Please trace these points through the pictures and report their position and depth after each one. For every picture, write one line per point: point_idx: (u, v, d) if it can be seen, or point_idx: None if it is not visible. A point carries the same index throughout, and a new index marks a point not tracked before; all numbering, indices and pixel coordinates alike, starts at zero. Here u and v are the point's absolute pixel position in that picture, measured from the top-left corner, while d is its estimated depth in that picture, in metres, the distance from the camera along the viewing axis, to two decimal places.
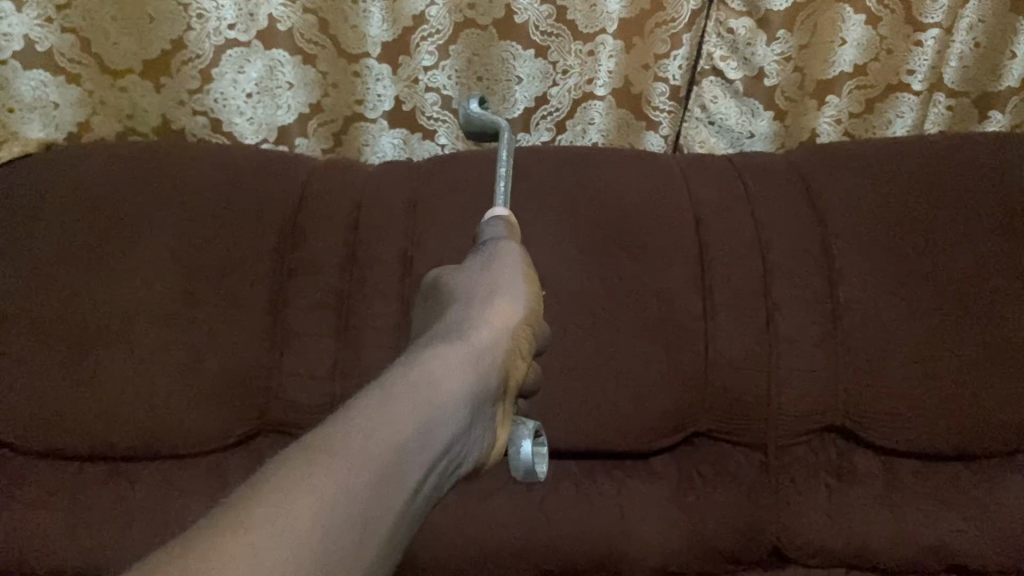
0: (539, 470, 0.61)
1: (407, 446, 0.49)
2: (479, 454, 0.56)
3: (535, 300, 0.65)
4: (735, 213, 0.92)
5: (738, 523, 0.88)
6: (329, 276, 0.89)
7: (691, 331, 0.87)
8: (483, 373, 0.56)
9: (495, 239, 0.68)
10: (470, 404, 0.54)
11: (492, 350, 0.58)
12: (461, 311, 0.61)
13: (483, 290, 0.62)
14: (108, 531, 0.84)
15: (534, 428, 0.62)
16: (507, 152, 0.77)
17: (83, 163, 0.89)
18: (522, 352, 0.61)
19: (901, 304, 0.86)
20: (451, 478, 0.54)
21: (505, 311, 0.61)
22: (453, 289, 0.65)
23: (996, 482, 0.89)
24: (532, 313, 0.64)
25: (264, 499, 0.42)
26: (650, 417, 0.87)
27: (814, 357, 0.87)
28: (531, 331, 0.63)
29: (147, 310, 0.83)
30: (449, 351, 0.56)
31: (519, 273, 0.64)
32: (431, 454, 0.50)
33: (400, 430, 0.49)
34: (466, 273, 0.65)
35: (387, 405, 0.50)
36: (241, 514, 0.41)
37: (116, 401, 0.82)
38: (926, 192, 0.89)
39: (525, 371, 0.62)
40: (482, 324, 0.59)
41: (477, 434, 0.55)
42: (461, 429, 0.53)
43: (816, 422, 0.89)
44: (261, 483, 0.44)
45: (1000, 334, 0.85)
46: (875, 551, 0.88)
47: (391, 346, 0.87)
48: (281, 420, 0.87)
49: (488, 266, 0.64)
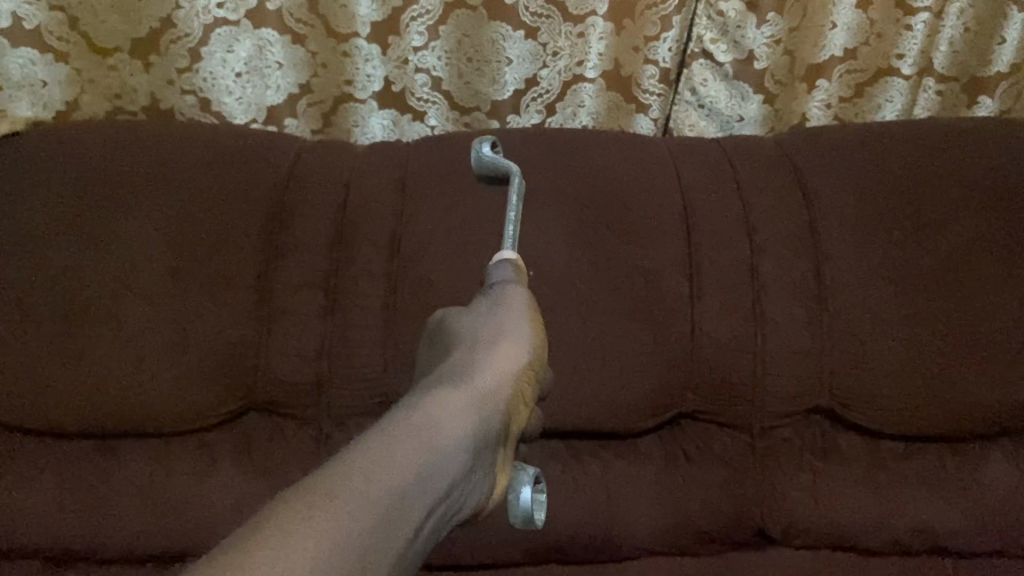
0: (537, 519, 0.62)
1: (408, 489, 0.48)
2: (477, 498, 0.56)
3: (538, 347, 0.65)
4: (723, 196, 0.92)
5: (725, 503, 0.89)
6: (316, 256, 0.88)
7: (679, 312, 0.87)
8: (485, 418, 0.56)
9: (504, 284, 0.69)
10: (470, 448, 0.54)
11: (495, 396, 0.58)
12: (467, 353, 0.61)
13: (487, 336, 0.63)
14: (95, 508, 0.84)
15: (534, 475, 0.64)
16: (516, 193, 0.75)
17: (71, 140, 0.89)
18: (524, 399, 0.62)
19: (887, 286, 0.87)
20: (449, 522, 0.53)
21: (510, 356, 0.62)
22: (458, 332, 0.65)
23: (979, 463, 0.90)
24: (536, 359, 0.65)
25: (262, 548, 0.41)
26: (637, 398, 0.87)
27: (801, 339, 0.88)
28: (533, 376, 0.64)
29: (136, 289, 0.83)
30: (453, 396, 0.56)
31: (524, 318, 0.66)
32: (430, 499, 0.50)
33: (402, 472, 0.48)
34: (472, 318, 0.65)
35: (389, 447, 0.49)
36: (242, 556, 0.40)
37: (105, 380, 0.82)
38: (912, 178, 0.90)
39: (524, 417, 0.63)
40: (487, 368, 0.59)
41: (475, 479, 0.55)
42: (461, 474, 0.53)
43: (802, 404, 0.89)
44: (257, 527, 0.42)
45: (987, 317, 0.86)
46: (859, 530, 0.89)
47: (379, 326, 0.87)
48: (271, 399, 0.88)
49: (495, 309, 0.66)
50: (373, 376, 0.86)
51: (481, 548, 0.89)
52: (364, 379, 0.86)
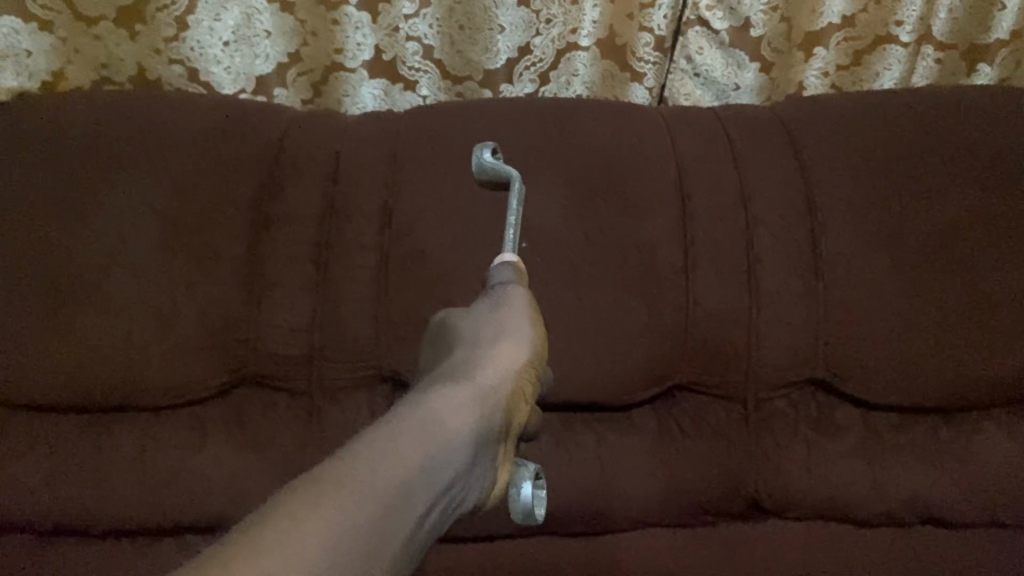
0: (537, 513, 0.61)
1: (410, 484, 0.47)
2: (478, 493, 0.55)
3: (541, 342, 0.64)
4: (718, 166, 0.91)
5: (718, 475, 0.89)
6: (307, 228, 0.87)
7: (673, 284, 0.87)
8: (487, 414, 0.55)
9: (503, 283, 0.66)
10: (472, 444, 0.53)
11: (497, 391, 0.57)
12: (469, 349, 0.61)
13: (490, 332, 0.61)
14: (86, 483, 0.84)
15: (534, 471, 0.63)
16: (516, 200, 0.70)
17: (56, 109, 0.88)
18: (526, 394, 0.61)
19: (883, 256, 0.86)
20: (449, 517, 0.53)
21: (513, 353, 0.61)
22: (460, 328, 0.64)
23: (972, 434, 0.90)
24: (539, 355, 0.64)
25: (264, 541, 0.41)
26: (630, 371, 0.87)
27: (795, 310, 0.87)
28: (535, 372, 0.63)
29: (124, 261, 0.82)
30: (455, 393, 0.55)
31: (526, 316, 0.63)
32: (432, 494, 0.49)
33: (406, 467, 0.48)
34: (475, 313, 0.64)
35: (391, 441, 0.49)
36: (248, 547, 0.40)
37: (94, 355, 0.81)
38: (910, 147, 0.89)
39: (526, 414, 0.62)
40: (489, 364, 0.59)
41: (475, 475, 0.54)
42: (462, 470, 0.52)
43: (795, 375, 0.89)
44: (261, 520, 0.42)
45: (982, 288, 0.85)
46: (852, 502, 0.89)
47: (370, 299, 0.86)
48: (262, 372, 0.87)
49: (496, 308, 0.63)
50: (365, 350, 0.86)
51: (474, 521, 0.88)
52: (355, 352, 0.86)
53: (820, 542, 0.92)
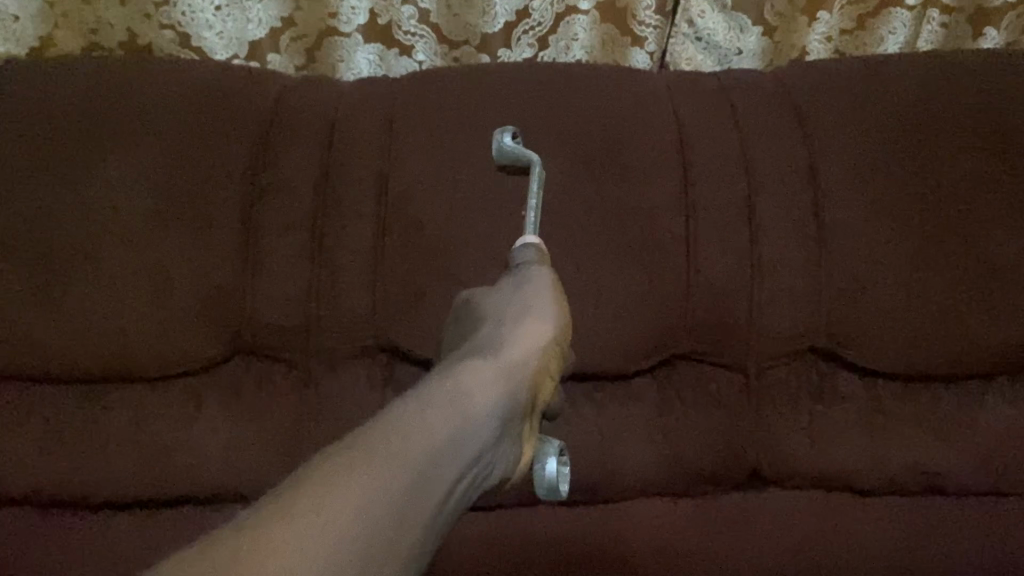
0: (561, 489, 0.65)
1: (437, 456, 0.51)
2: (500, 467, 0.59)
3: (565, 320, 0.66)
4: (720, 132, 0.89)
5: (719, 445, 0.88)
6: (303, 197, 0.86)
7: (674, 252, 0.85)
8: (512, 390, 0.58)
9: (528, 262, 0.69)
10: (496, 420, 0.56)
11: (522, 368, 0.60)
12: (495, 325, 0.63)
13: (516, 310, 0.64)
14: (83, 454, 0.83)
15: (559, 448, 0.67)
16: (537, 180, 0.76)
17: (44, 75, 0.86)
18: (549, 371, 0.64)
19: (887, 223, 0.85)
20: (474, 488, 0.56)
21: (539, 332, 0.63)
22: (487, 305, 0.66)
23: (976, 403, 0.89)
24: (563, 333, 0.66)
25: (301, 506, 0.44)
26: (631, 341, 0.85)
27: (799, 279, 0.86)
28: (559, 350, 0.65)
29: (117, 231, 0.81)
30: (482, 370, 0.58)
31: (551, 294, 0.66)
32: (457, 466, 0.52)
33: (432, 439, 0.51)
34: (501, 292, 0.66)
35: (421, 415, 0.52)
36: (286, 509, 0.44)
37: (87, 326, 0.80)
38: (916, 113, 0.87)
39: (550, 390, 0.65)
40: (515, 341, 0.61)
41: (499, 449, 0.58)
42: (486, 444, 0.55)
43: (798, 344, 0.88)
44: (300, 485, 0.46)
45: (988, 256, 0.84)
46: (854, 471, 0.89)
47: (367, 269, 0.85)
48: (258, 343, 0.86)
49: (522, 285, 0.66)
50: (363, 320, 0.85)
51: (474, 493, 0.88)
52: (353, 323, 0.85)
53: (821, 510, 0.91)
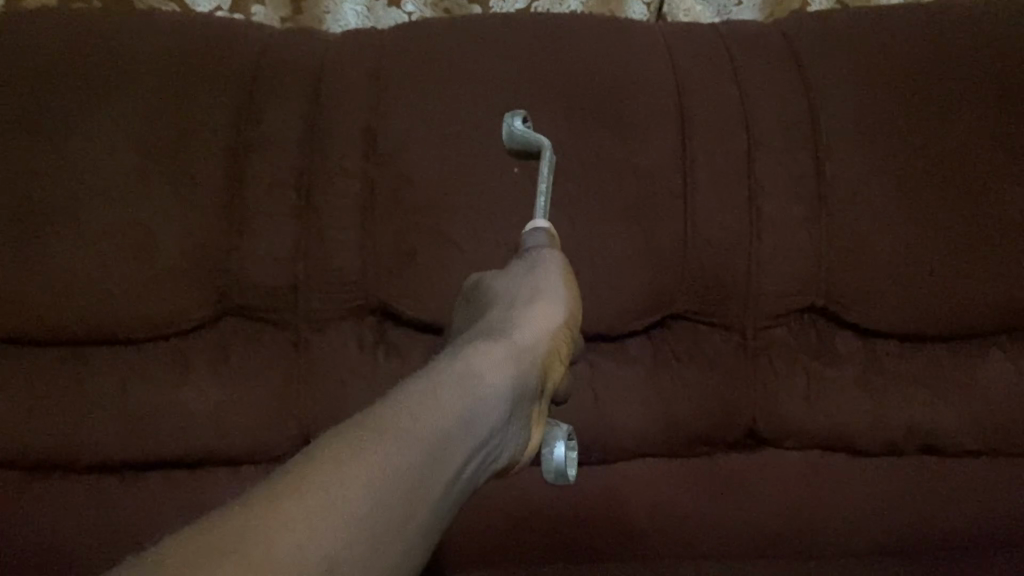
0: (569, 474, 0.65)
1: (452, 431, 0.50)
2: (513, 450, 0.58)
3: (573, 308, 0.67)
4: (719, 85, 0.87)
5: (715, 405, 0.86)
6: (289, 153, 0.84)
7: (671, 208, 0.83)
8: (523, 371, 0.58)
9: (537, 249, 0.70)
10: (510, 399, 0.56)
11: (532, 350, 0.60)
12: (504, 312, 0.64)
13: (524, 297, 0.65)
14: (69, 417, 0.81)
15: (567, 432, 0.67)
16: (548, 166, 0.71)
17: (19, 27, 0.83)
18: (559, 356, 0.64)
19: (889, 179, 0.83)
20: (488, 470, 0.55)
21: (546, 315, 0.64)
22: (496, 291, 0.67)
23: (976, 362, 0.88)
24: (571, 320, 0.67)
25: (314, 475, 0.43)
26: (627, 300, 0.84)
27: (797, 236, 0.84)
28: (568, 337, 0.66)
29: (97, 189, 0.78)
30: (494, 348, 0.58)
31: (559, 281, 0.67)
32: (472, 442, 0.51)
33: (447, 414, 0.50)
34: (509, 278, 0.67)
35: (434, 391, 0.51)
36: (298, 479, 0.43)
37: (69, 288, 0.78)
38: (921, 64, 0.85)
39: (560, 376, 0.65)
40: (524, 326, 0.62)
41: (512, 430, 0.57)
42: (500, 422, 0.55)
43: (797, 303, 0.86)
44: (311, 457, 0.45)
45: (992, 212, 0.83)
46: (853, 432, 0.87)
47: (356, 227, 0.83)
48: (245, 304, 0.84)
49: (531, 271, 0.67)
50: (353, 280, 0.83)
51: None
52: (343, 283, 0.83)
53: (816, 472, 0.90)
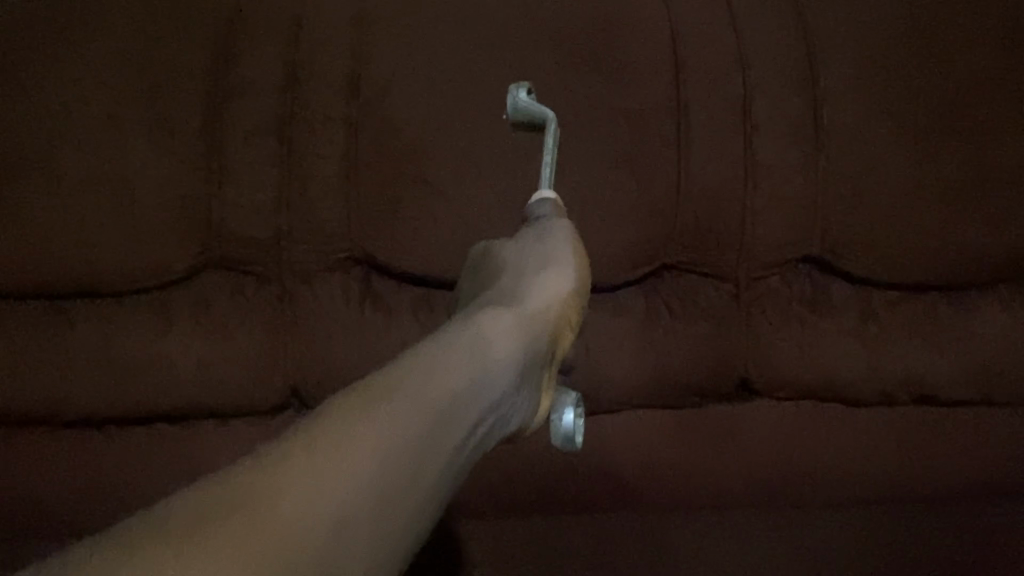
0: (579, 440, 0.65)
1: (462, 399, 0.49)
2: (518, 419, 0.57)
3: (584, 276, 0.66)
4: (713, 28, 0.84)
5: (707, 357, 0.85)
6: (269, 99, 0.81)
7: (664, 155, 0.81)
8: (532, 339, 0.57)
9: (548, 214, 0.68)
10: (520, 367, 0.55)
11: (542, 318, 0.59)
12: (515, 277, 0.62)
13: (535, 261, 0.63)
14: (50, 371, 0.80)
15: (578, 400, 0.67)
16: (554, 140, 0.70)
17: None
18: (567, 326, 0.63)
19: (885, 125, 0.82)
20: (493, 437, 0.54)
21: (558, 281, 0.62)
22: (506, 256, 0.65)
23: (972, 311, 0.86)
24: (582, 289, 0.65)
25: (324, 437, 0.42)
26: (618, 250, 0.82)
27: (793, 184, 0.82)
28: (578, 305, 0.64)
29: (73, 136, 0.77)
30: (503, 315, 0.56)
31: (571, 247, 0.65)
32: (481, 410, 0.51)
33: (459, 381, 0.49)
34: (519, 242, 0.65)
35: (445, 356, 0.50)
36: (306, 440, 0.42)
37: (45, 238, 0.77)
38: (917, 11, 0.83)
39: (566, 345, 0.64)
40: (535, 293, 0.60)
41: (519, 398, 0.56)
42: (509, 391, 0.54)
43: (791, 253, 0.84)
44: (321, 417, 0.44)
45: (987, 162, 0.82)
46: (846, 383, 0.86)
47: (339, 177, 0.80)
48: (226, 255, 0.82)
49: (543, 237, 0.65)
50: (337, 231, 0.81)
51: None
52: (327, 235, 0.81)
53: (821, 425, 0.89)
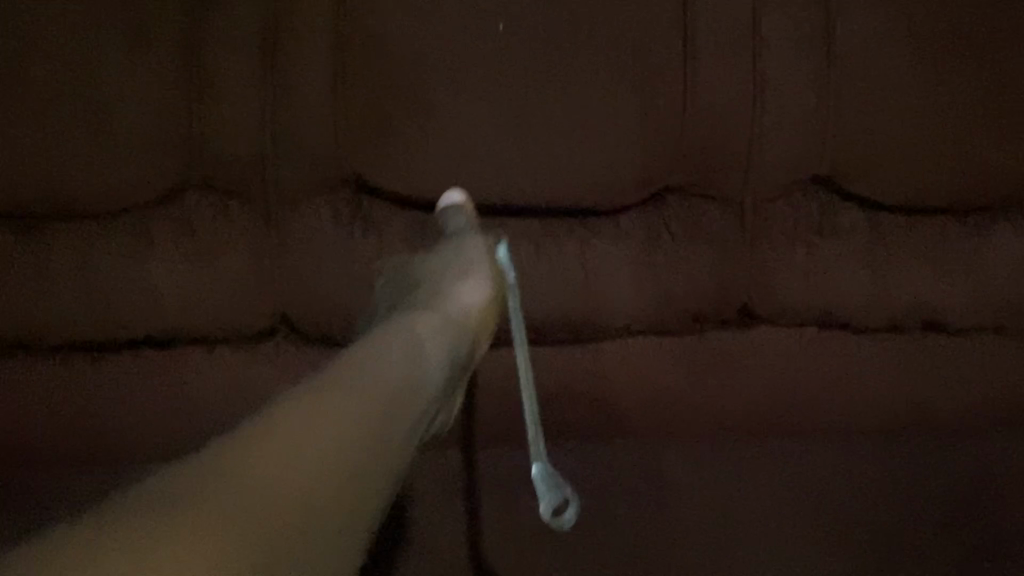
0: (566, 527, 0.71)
1: (371, 438, 0.56)
2: (428, 433, 0.66)
3: (495, 299, 0.75)
4: None
5: (711, 283, 0.82)
6: (255, 10, 0.77)
7: (667, 72, 0.78)
8: (440, 373, 0.65)
9: (464, 238, 0.77)
10: (427, 396, 0.63)
11: (450, 342, 0.68)
12: (429, 306, 0.71)
13: (450, 290, 0.73)
14: (27, 295, 0.77)
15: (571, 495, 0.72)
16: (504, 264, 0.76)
17: None
18: (472, 344, 0.72)
19: (901, 39, 0.78)
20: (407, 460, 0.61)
21: (468, 302, 0.73)
22: (427, 286, 0.74)
23: (984, 237, 0.84)
24: (490, 311, 0.75)
25: (231, 489, 0.49)
26: (620, 171, 0.78)
27: (802, 103, 0.80)
28: (485, 324, 0.74)
29: (44, 49, 0.72)
30: (405, 337, 0.65)
31: (486, 275, 0.75)
32: (389, 449, 0.58)
33: (368, 419, 0.57)
34: (441, 276, 0.75)
35: (354, 397, 0.57)
36: (193, 489, 0.48)
37: (18, 155, 0.73)
38: None
39: (475, 360, 0.73)
40: (446, 320, 0.70)
41: (428, 422, 0.64)
42: (417, 416, 0.62)
43: (799, 175, 0.82)
44: (231, 460, 0.51)
45: (1007, 77, 0.79)
46: (854, 310, 0.84)
47: (328, 93, 0.77)
48: (209, 174, 0.78)
49: (462, 274, 0.74)
50: (327, 150, 0.78)
51: None
52: (317, 154, 0.78)
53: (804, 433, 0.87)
